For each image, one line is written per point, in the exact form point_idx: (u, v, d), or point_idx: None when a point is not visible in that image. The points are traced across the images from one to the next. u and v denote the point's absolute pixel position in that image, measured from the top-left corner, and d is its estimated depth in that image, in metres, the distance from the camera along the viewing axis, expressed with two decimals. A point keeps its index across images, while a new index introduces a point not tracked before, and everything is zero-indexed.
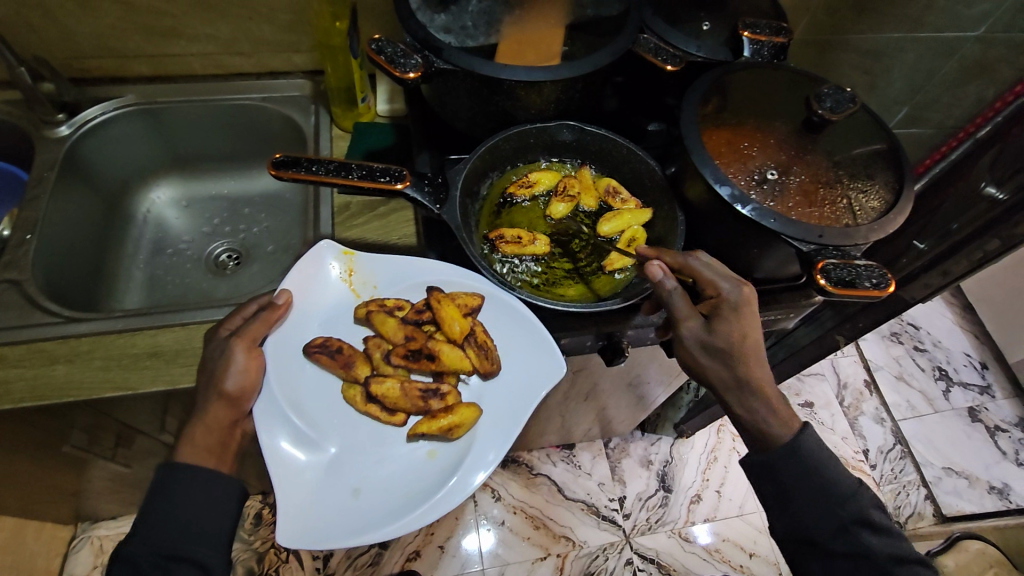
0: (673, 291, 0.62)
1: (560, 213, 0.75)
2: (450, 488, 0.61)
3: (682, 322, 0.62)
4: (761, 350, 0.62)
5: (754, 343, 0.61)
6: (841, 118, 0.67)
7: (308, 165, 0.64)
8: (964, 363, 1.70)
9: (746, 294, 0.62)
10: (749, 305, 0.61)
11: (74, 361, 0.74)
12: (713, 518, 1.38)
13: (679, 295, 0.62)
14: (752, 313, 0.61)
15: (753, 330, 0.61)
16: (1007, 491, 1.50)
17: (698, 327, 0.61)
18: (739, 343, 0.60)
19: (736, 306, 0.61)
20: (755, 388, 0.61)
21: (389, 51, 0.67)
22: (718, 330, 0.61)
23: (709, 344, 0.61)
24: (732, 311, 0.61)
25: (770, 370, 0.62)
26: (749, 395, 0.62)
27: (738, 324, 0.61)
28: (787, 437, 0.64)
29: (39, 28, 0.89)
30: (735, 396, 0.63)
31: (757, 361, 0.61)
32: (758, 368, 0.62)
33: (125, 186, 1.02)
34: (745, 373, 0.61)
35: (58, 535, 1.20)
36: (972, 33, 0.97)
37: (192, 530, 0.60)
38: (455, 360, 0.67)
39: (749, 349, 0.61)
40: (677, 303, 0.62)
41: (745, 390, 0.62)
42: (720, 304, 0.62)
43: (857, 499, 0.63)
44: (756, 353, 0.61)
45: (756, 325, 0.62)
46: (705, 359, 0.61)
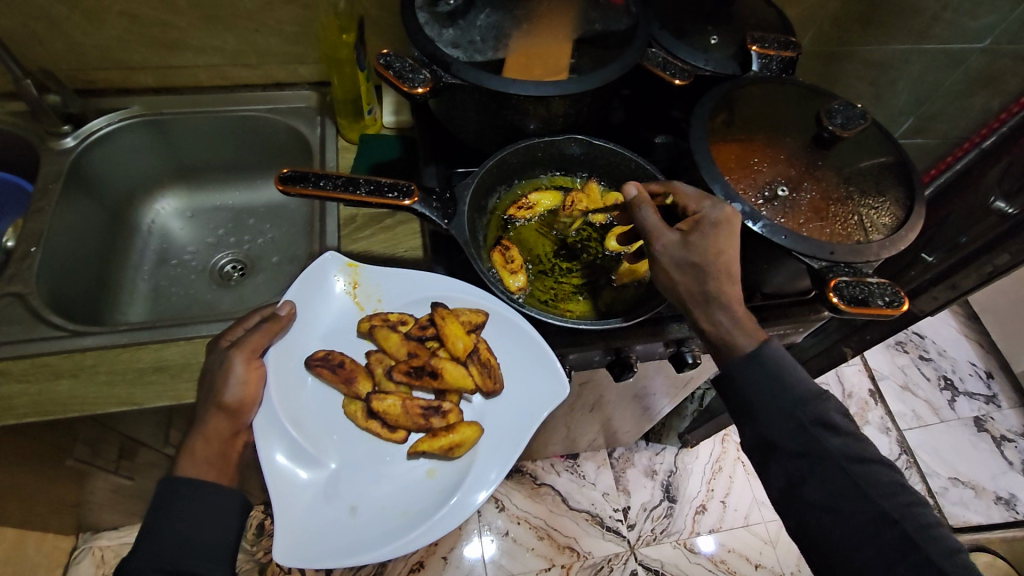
0: (647, 206, 0.61)
1: (569, 226, 0.75)
2: (450, 508, 0.61)
3: (656, 237, 0.60)
4: (736, 270, 0.59)
5: (731, 261, 0.59)
6: (852, 134, 0.67)
7: (315, 180, 0.63)
8: (969, 372, 1.70)
9: (727, 213, 0.60)
10: (729, 224, 0.60)
11: (78, 375, 0.73)
12: (718, 528, 1.37)
13: (652, 211, 0.61)
14: (732, 234, 0.59)
15: (731, 251, 0.59)
16: (1015, 501, 1.48)
17: (673, 242, 0.59)
18: (716, 260, 0.58)
19: (715, 222, 0.59)
20: (723, 303, 0.58)
21: (398, 66, 0.67)
22: (695, 245, 0.58)
23: (684, 258, 0.58)
24: (711, 228, 0.59)
25: (741, 289, 0.59)
26: (716, 309, 0.58)
27: (716, 241, 0.58)
28: (769, 392, 0.58)
29: (47, 41, 0.89)
30: (701, 311, 0.59)
31: (731, 280, 0.59)
32: (729, 285, 0.59)
33: (131, 197, 1.02)
34: (716, 289, 0.58)
35: (60, 546, 1.20)
36: (977, 45, 0.97)
37: (196, 541, 0.59)
38: (458, 378, 0.66)
39: (723, 265, 0.58)
40: (650, 217, 0.61)
41: (712, 303, 0.58)
42: (698, 220, 0.60)
43: None
44: (729, 271, 0.59)
45: (735, 246, 0.59)
46: (677, 272, 0.58)
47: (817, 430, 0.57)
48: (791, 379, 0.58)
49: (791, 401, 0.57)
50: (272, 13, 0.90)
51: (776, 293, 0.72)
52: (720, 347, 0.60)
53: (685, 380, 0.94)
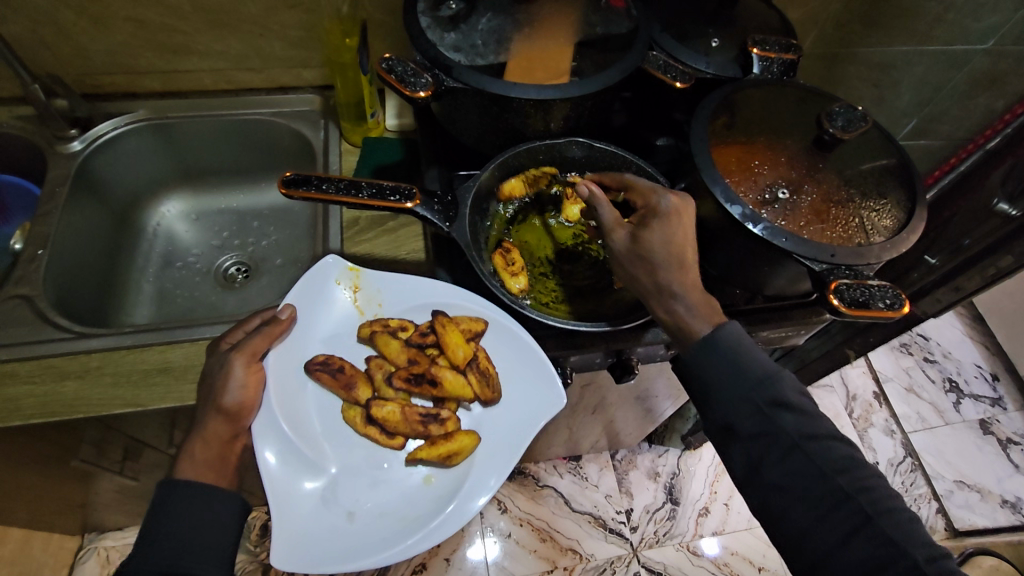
0: (602, 202, 0.65)
1: (574, 213, 0.76)
2: (448, 516, 0.62)
3: (610, 232, 0.63)
4: (689, 257, 0.61)
5: (682, 248, 0.61)
6: (852, 136, 0.68)
7: (318, 183, 0.64)
8: (975, 375, 1.68)
9: (677, 204, 0.63)
10: (677, 213, 0.62)
11: (84, 377, 0.74)
12: (722, 531, 1.37)
13: (608, 207, 0.65)
14: (682, 224, 0.62)
15: (680, 240, 0.61)
16: (1020, 505, 1.47)
17: (625, 235, 0.62)
18: (666, 248, 0.60)
19: (665, 212, 0.62)
20: (677, 291, 0.59)
21: (400, 70, 0.68)
22: (644, 236, 0.61)
23: (634, 249, 0.61)
24: (658, 219, 0.62)
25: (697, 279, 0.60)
26: (670, 297, 0.59)
27: (665, 230, 0.61)
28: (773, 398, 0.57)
29: (54, 45, 0.90)
30: (654, 299, 0.60)
31: (684, 269, 0.60)
32: (683, 274, 0.60)
33: (136, 200, 1.03)
34: (666, 277, 0.59)
35: (65, 546, 1.20)
36: (980, 46, 0.97)
37: (195, 544, 0.60)
38: (457, 387, 0.67)
39: (675, 253, 0.60)
40: (605, 212, 0.64)
41: (665, 293, 0.59)
42: (648, 213, 0.63)
43: None
44: (681, 259, 0.60)
45: (686, 235, 0.62)
46: (630, 264, 0.61)
47: (823, 437, 0.56)
48: (755, 363, 0.58)
49: (761, 388, 0.57)
50: (275, 17, 0.91)
51: (777, 295, 0.72)
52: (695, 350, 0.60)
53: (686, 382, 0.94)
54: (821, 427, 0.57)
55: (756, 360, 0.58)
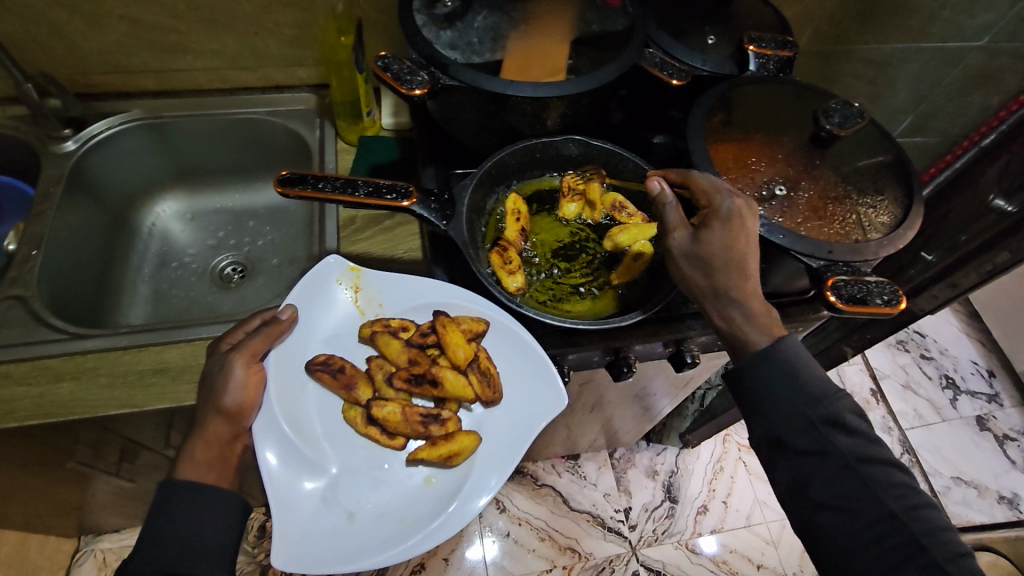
0: (668, 202, 0.62)
1: (570, 212, 0.75)
2: (448, 517, 0.62)
3: (671, 232, 0.61)
4: (751, 262, 0.59)
5: (745, 253, 0.58)
6: (849, 133, 0.68)
7: (314, 182, 0.63)
8: (971, 371, 1.69)
9: (741, 207, 0.60)
10: (743, 216, 0.59)
11: (78, 378, 0.73)
12: (721, 529, 1.37)
13: (674, 207, 0.62)
14: (747, 228, 0.59)
15: (744, 244, 0.59)
16: (1017, 501, 1.48)
17: (685, 237, 0.60)
18: (729, 253, 0.58)
19: (728, 215, 0.59)
20: (735, 298, 0.58)
21: (395, 68, 0.67)
22: (706, 239, 0.59)
23: (694, 252, 0.59)
24: (721, 222, 0.59)
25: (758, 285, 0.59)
26: (728, 304, 0.58)
27: (727, 234, 0.58)
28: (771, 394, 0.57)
29: (47, 46, 0.89)
30: (713, 305, 0.59)
31: (744, 274, 0.58)
32: (744, 280, 0.58)
33: (132, 200, 1.03)
34: (727, 283, 0.58)
35: (62, 549, 1.20)
36: (976, 43, 1.04)
37: (195, 546, 0.60)
38: (458, 388, 0.66)
39: (738, 259, 0.58)
40: (671, 213, 0.62)
41: (723, 298, 0.58)
42: (711, 214, 0.60)
43: None
44: (742, 265, 0.58)
45: (749, 241, 0.59)
46: (688, 267, 0.60)
47: (823, 436, 0.56)
48: (812, 381, 0.58)
49: (812, 404, 0.57)
50: (271, 15, 0.90)
51: (774, 292, 0.71)
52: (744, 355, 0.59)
53: (685, 380, 0.94)
54: (821, 426, 0.56)
55: (814, 376, 0.58)
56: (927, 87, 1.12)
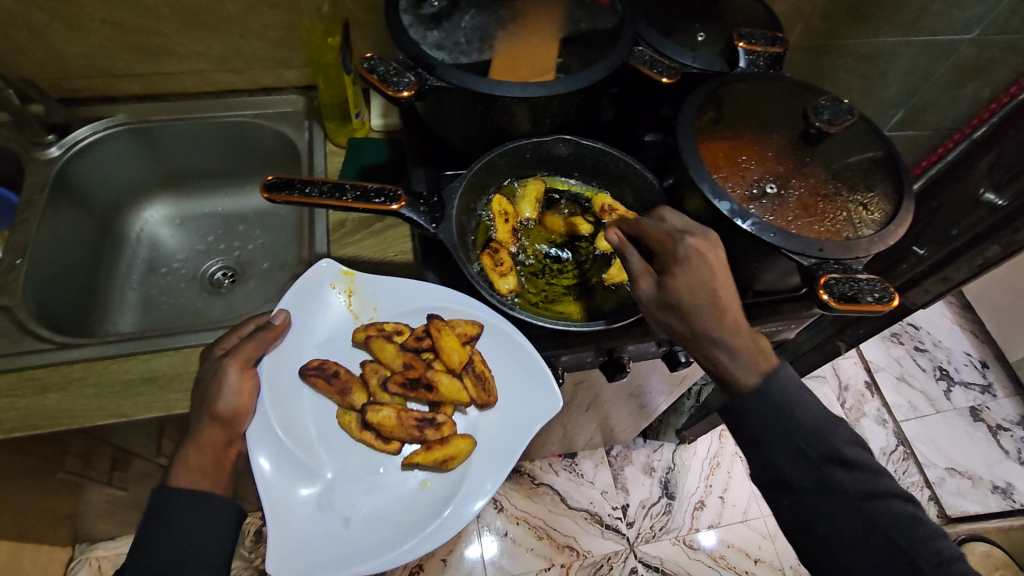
0: (625, 252, 0.59)
1: (528, 212, 0.74)
2: (444, 521, 0.61)
3: (636, 284, 0.59)
4: (724, 297, 0.56)
5: (717, 291, 0.56)
6: (840, 129, 0.67)
7: (301, 186, 0.62)
8: (965, 362, 1.70)
9: (699, 244, 0.57)
10: (701, 254, 0.57)
11: (67, 388, 0.72)
12: (718, 524, 1.38)
13: (632, 255, 0.59)
14: (710, 265, 0.56)
15: (712, 282, 0.56)
16: (1011, 490, 1.49)
17: (651, 286, 0.58)
18: (699, 296, 0.55)
19: (686, 256, 0.57)
20: (719, 339, 0.56)
21: (382, 70, 0.66)
22: (671, 286, 0.56)
23: (664, 300, 0.57)
24: (682, 265, 0.57)
25: (740, 321, 0.56)
26: (713, 347, 0.56)
27: (691, 276, 0.56)
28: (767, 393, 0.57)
29: (28, 50, 0.88)
30: (699, 349, 0.57)
31: (722, 313, 0.56)
32: (724, 320, 0.56)
33: (119, 205, 1.02)
34: (705, 326, 0.56)
35: (57, 557, 1.19)
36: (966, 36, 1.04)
37: (189, 552, 0.59)
38: (454, 391, 0.66)
39: (709, 301, 0.55)
40: (631, 263, 0.59)
41: (708, 343, 0.56)
42: (670, 259, 0.58)
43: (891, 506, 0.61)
44: (715, 304, 0.56)
45: (717, 277, 0.56)
46: (664, 317, 0.57)
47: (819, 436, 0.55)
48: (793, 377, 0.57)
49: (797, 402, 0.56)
50: (255, 17, 0.89)
51: (766, 290, 0.71)
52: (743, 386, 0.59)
53: (680, 377, 0.94)
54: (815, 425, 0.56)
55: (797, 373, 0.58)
56: (918, 80, 1.12)
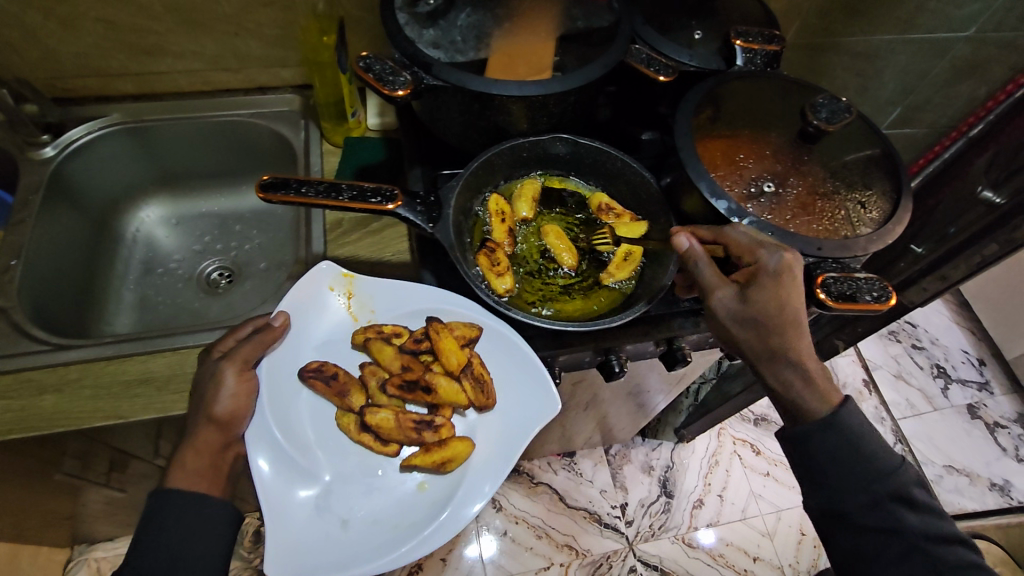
0: (701, 260, 0.59)
1: (524, 212, 0.73)
2: (442, 523, 0.61)
3: (712, 292, 0.59)
4: (801, 317, 0.57)
5: (796, 312, 0.56)
6: (837, 128, 0.67)
7: (297, 186, 0.62)
8: (962, 360, 1.70)
9: (790, 259, 0.57)
10: (792, 271, 0.56)
11: (62, 390, 0.72)
12: (717, 522, 1.38)
13: (707, 263, 0.59)
14: (795, 283, 0.56)
15: (794, 301, 0.56)
16: (1009, 487, 1.49)
17: (729, 296, 0.58)
18: (776, 314, 0.56)
19: (772, 273, 0.56)
20: (788, 356, 0.58)
21: (378, 69, 0.66)
22: (752, 299, 0.57)
23: (743, 312, 0.57)
24: (769, 279, 0.57)
25: (810, 341, 0.58)
26: (781, 363, 0.58)
27: (775, 293, 0.56)
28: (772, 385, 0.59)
29: (22, 50, 0.87)
30: (767, 364, 0.59)
31: (796, 330, 0.57)
32: (796, 338, 0.57)
33: (115, 205, 1.01)
34: (780, 341, 0.57)
35: (54, 559, 1.18)
36: (963, 33, 1.04)
37: (187, 554, 0.59)
38: (452, 394, 0.66)
39: (789, 317, 0.56)
40: (705, 272, 0.59)
41: (777, 358, 0.58)
42: (757, 272, 0.57)
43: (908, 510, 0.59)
44: (793, 323, 0.57)
45: (800, 297, 0.56)
46: (738, 328, 0.58)
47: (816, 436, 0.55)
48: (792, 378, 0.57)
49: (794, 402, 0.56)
50: (251, 16, 0.89)
51: None
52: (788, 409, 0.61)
53: (678, 376, 0.94)
54: None
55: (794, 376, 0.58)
56: (915, 78, 1.12)
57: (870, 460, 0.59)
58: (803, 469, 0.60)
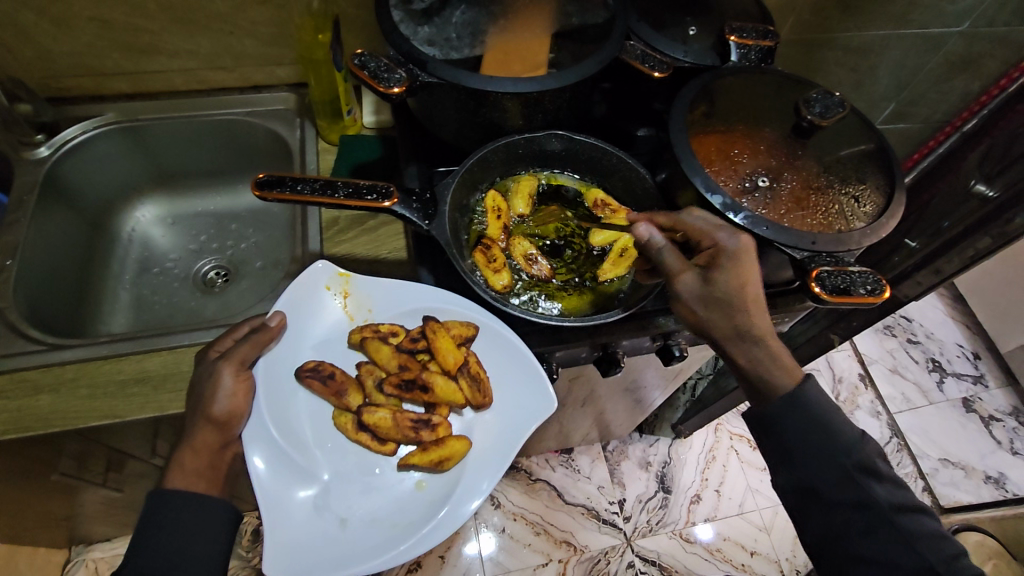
0: (663, 246, 0.60)
1: (521, 208, 0.74)
2: (440, 521, 0.61)
3: (677, 277, 0.59)
4: (760, 299, 0.58)
5: (757, 292, 0.58)
6: (830, 123, 0.67)
7: (292, 184, 0.62)
8: (957, 354, 1.71)
9: (745, 240, 0.59)
10: (749, 252, 0.58)
11: (59, 390, 0.72)
12: (714, 517, 1.38)
13: (669, 249, 0.60)
14: (752, 263, 0.58)
15: (752, 280, 0.58)
16: (1003, 480, 1.51)
17: (694, 279, 0.58)
18: (739, 295, 0.57)
19: (730, 258, 0.58)
20: (754, 335, 0.58)
21: (373, 66, 0.66)
22: (716, 280, 0.58)
23: (708, 294, 0.58)
24: (730, 260, 0.58)
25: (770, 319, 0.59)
26: (749, 344, 0.59)
27: (737, 274, 0.57)
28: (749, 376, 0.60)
29: (15, 50, 0.87)
30: (735, 345, 0.59)
31: (757, 309, 0.58)
32: (759, 317, 0.59)
33: (109, 205, 1.01)
34: (744, 321, 0.58)
35: (53, 560, 1.18)
36: (956, 28, 1.05)
37: (187, 554, 0.59)
38: (449, 392, 0.66)
39: (750, 298, 0.58)
40: (669, 258, 0.59)
41: (745, 339, 0.59)
42: (717, 254, 0.58)
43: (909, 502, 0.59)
44: (755, 302, 0.58)
45: (757, 275, 0.58)
46: (705, 311, 0.58)
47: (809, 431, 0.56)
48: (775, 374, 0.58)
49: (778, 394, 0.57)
50: (244, 14, 0.88)
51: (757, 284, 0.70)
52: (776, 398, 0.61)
53: (675, 371, 0.94)
54: None
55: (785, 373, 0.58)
56: (909, 72, 1.13)
57: (864, 454, 0.59)
58: (796, 463, 0.60)
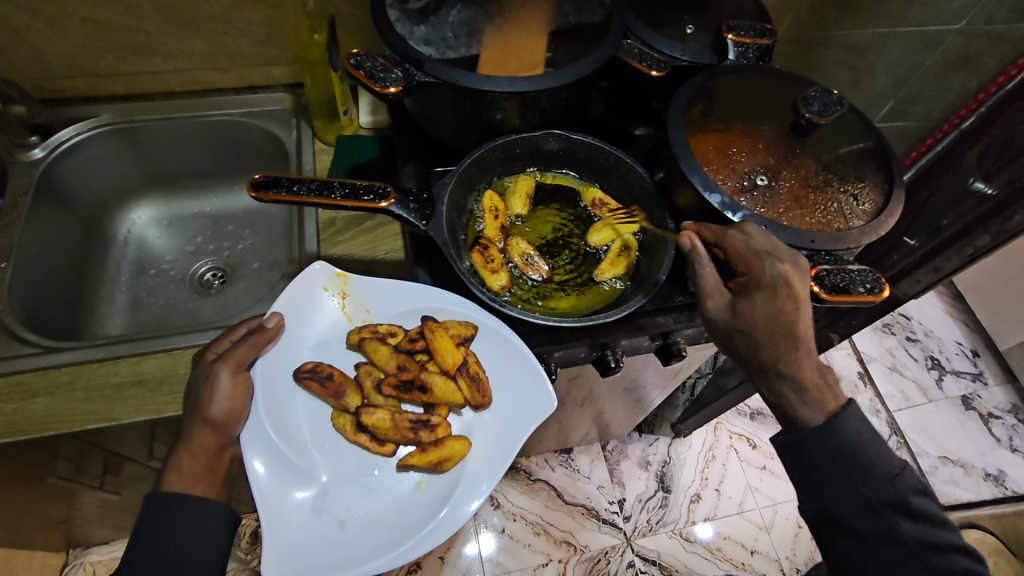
0: (702, 265, 0.61)
1: (517, 208, 0.73)
2: (440, 522, 0.61)
3: (708, 297, 0.61)
4: (802, 335, 0.58)
5: (792, 322, 0.58)
6: (829, 120, 0.67)
7: (288, 185, 0.62)
8: (956, 352, 1.71)
9: (790, 273, 0.57)
10: (789, 286, 0.57)
11: (55, 393, 0.72)
12: (714, 516, 1.38)
13: (708, 268, 0.61)
14: (794, 298, 0.57)
15: (789, 316, 0.57)
16: (1002, 477, 1.51)
17: (723, 303, 0.60)
18: (768, 327, 0.58)
19: (768, 289, 0.58)
20: (783, 370, 0.59)
21: (368, 66, 0.66)
22: (743, 311, 0.59)
23: (733, 323, 0.59)
24: (764, 292, 0.58)
25: (815, 356, 0.59)
26: (776, 378, 0.59)
27: (769, 308, 0.58)
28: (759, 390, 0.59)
29: (9, 51, 0.86)
30: (760, 376, 0.61)
31: (791, 344, 0.58)
32: (796, 354, 0.58)
33: (105, 206, 1.00)
34: (771, 355, 0.58)
35: (51, 562, 1.18)
36: (954, 26, 1.05)
37: (185, 557, 0.59)
38: (449, 393, 0.66)
39: (783, 333, 0.58)
40: (705, 276, 0.61)
41: (768, 372, 0.59)
42: (752, 283, 0.59)
43: (913, 501, 0.58)
44: (789, 337, 0.58)
45: (800, 310, 0.57)
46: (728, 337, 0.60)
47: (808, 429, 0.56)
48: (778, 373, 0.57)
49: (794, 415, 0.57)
50: (240, 14, 0.88)
51: None
52: (776, 398, 0.61)
53: (674, 370, 0.94)
54: None
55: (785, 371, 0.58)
56: (907, 70, 1.13)
57: (864, 453, 0.59)
58: (796, 462, 0.60)
